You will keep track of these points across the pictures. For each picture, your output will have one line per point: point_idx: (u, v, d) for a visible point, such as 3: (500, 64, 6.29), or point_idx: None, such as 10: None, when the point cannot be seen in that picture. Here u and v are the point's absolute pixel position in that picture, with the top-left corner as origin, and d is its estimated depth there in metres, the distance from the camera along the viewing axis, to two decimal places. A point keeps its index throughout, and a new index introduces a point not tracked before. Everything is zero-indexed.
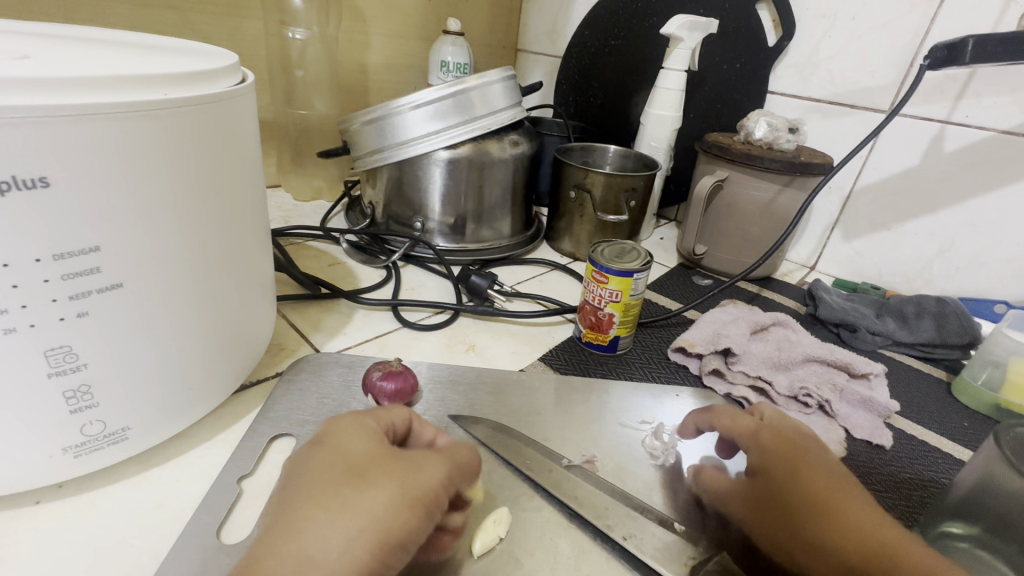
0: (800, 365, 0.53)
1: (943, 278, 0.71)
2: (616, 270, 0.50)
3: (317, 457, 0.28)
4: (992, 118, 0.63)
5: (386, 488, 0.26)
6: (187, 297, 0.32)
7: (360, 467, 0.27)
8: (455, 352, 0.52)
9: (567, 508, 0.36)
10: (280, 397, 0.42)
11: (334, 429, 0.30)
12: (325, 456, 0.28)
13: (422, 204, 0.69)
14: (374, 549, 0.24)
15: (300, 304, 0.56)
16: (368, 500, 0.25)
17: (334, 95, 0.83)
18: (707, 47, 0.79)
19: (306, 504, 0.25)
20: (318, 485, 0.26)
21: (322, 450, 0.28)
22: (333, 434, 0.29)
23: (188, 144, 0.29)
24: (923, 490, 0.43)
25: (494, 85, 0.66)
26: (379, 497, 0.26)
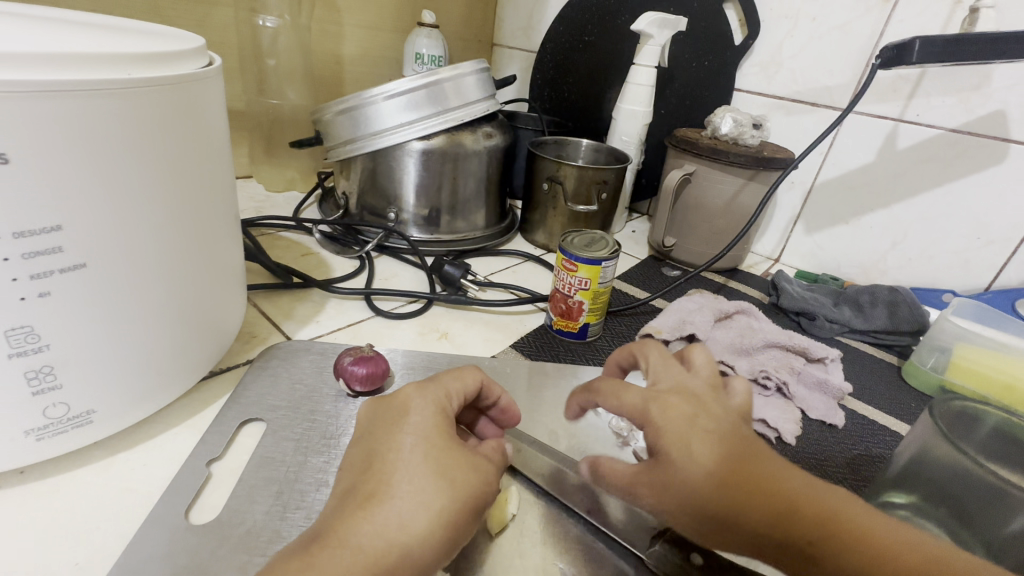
0: (761, 350, 0.55)
1: (897, 269, 0.75)
2: (585, 259, 0.51)
3: (380, 439, 0.29)
4: (940, 117, 0.66)
5: (462, 485, 0.27)
6: (153, 281, 0.32)
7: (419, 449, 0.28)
8: (428, 340, 0.53)
9: (535, 486, 0.37)
10: (251, 383, 0.42)
11: (393, 408, 0.30)
12: (388, 437, 0.29)
13: (397, 195, 0.69)
14: (437, 535, 0.26)
15: (272, 293, 0.56)
16: (434, 483, 0.26)
17: (307, 85, 0.83)
18: (677, 45, 0.81)
19: (373, 485, 0.26)
20: (383, 465, 0.27)
21: (386, 431, 0.29)
22: (397, 413, 0.30)
23: (153, 124, 0.29)
24: (871, 465, 0.46)
25: (468, 77, 0.67)
26: (441, 485, 0.26)
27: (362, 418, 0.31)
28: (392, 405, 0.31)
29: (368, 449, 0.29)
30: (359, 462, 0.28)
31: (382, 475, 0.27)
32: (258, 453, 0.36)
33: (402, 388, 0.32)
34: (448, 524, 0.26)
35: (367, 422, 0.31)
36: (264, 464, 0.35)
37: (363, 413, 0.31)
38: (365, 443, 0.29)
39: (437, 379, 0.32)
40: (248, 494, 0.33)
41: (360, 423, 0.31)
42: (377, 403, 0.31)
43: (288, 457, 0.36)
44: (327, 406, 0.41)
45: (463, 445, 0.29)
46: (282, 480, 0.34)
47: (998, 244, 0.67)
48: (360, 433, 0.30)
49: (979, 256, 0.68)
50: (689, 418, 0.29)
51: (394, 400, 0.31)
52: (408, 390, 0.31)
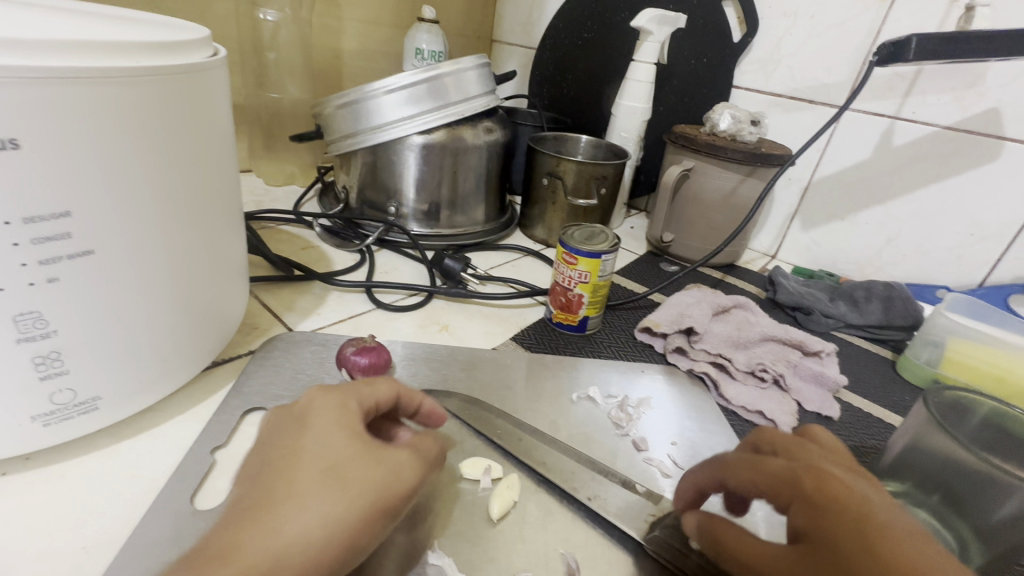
0: (758, 344, 0.56)
1: (892, 265, 0.76)
2: (585, 252, 0.52)
3: (282, 446, 0.28)
4: (936, 115, 0.67)
5: (358, 487, 0.26)
6: (158, 270, 0.32)
7: (314, 455, 0.27)
8: (428, 332, 0.53)
9: (536, 474, 0.38)
10: (254, 373, 0.42)
11: (301, 415, 0.30)
12: (291, 444, 0.28)
13: (397, 189, 0.70)
14: (331, 540, 0.25)
15: (274, 286, 0.56)
16: (334, 489, 0.26)
17: (308, 80, 0.83)
18: (676, 42, 0.81)
19: (271, 492, 0.26)
20: (277, 473, 0.27)
21: (286, 439, 0.29)
22: (302, 420, 0.29)
23: (159, 114, 0.29)
24: (865, 455, 0.47)
25: (468, 72, 0.67)
26: (336, 490, 0.26)
27: (267, 425, 0.31)
28: (301, 412, 0.30)
29: (266, 458, 0.28)
30: (258, 470, 0.28)
31: (275, 484, 0.26)
32: None
33: (313, 394, 0.31)
34: (343, 527, 0.25)
35: (270, 428, 0.30)
36: None
37: (268, 420, 0.31)
38: (265, 450, 0.29)
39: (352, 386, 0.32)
40: None
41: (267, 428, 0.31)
42: (287, 409, 0.31)
43: None
44: None
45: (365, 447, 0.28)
46: None
47: (991, 240, 0.68)
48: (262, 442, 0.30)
49: (973, 252, 0.69)
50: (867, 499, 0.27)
51: (298, 409, 0.30)
52: (319, 396, 0.31)
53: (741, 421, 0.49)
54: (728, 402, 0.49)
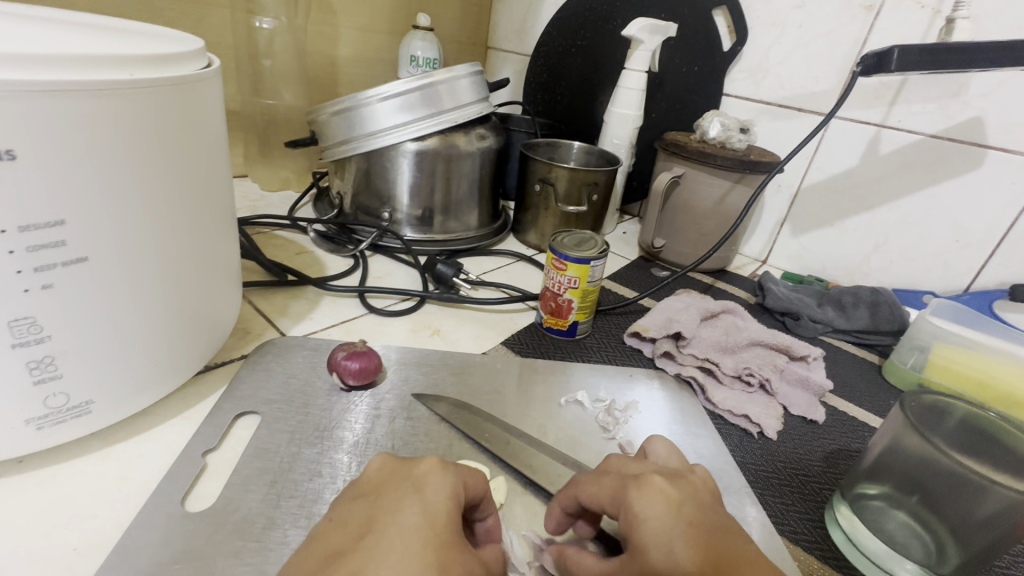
0: (745, 348, 0.57)
1: (879, 271, 0.77)
2: (574, 258, 0.52)
3: (371, 508, 0.29)
4: (922, 123, 0.68)
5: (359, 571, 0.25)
6: (151, 276, 0.33)
7: (400, 525, 0.27)
8: (420, 337, 0.54)
9: (523, 477, 0.38)
10: (246, 377, 0.43)
11: (408, 477, 0.30)
12: (387, 509, 0.28)
13: (390, 195, 0.70)
14: None
15: (267, 291, 0.57)
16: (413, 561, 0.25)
17: (303, 86, 0.84)
18: (668, 50, 0.83)
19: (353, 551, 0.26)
20: (363, 534, 0.27)
21: (376, 503, 0.29)
22: (410, 487, 0.30)
23: (152, 124, 0.30)
24: (849, 459, 0.47)
25: (461, 79, 0.68)
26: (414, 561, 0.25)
27: (365, 474, 0.32)
28: (403, 471, 0.31)
29: (358, 514, 0.29)
30: (348, 524, 0.28)
31: (359, 546, 0.26)
32: (253, 443, 0.37)
33: (420, 460, 0.32)
34: None
35: (368, 480, 0.31)
36: (258, 455, 0.36)
37: (369, 470, 0.32)
38: (358, 504, 0.29)
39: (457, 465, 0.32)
40: (242, 483, 0.34)
41: (365, 478, 0.32)
42: (387, 465, 0.32)
43: (282, 448, 0.37)
44: (321, 400, 0.42)
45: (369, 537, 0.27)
46: (276, 469, 0.35)
47: (976, 246, 0.69)
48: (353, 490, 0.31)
49: (958, 258, 0.70)
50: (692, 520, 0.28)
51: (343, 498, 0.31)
52: (428, 462, 0.31)
53: (727, 425, 0.49)
54: (715, 406, 0.50)
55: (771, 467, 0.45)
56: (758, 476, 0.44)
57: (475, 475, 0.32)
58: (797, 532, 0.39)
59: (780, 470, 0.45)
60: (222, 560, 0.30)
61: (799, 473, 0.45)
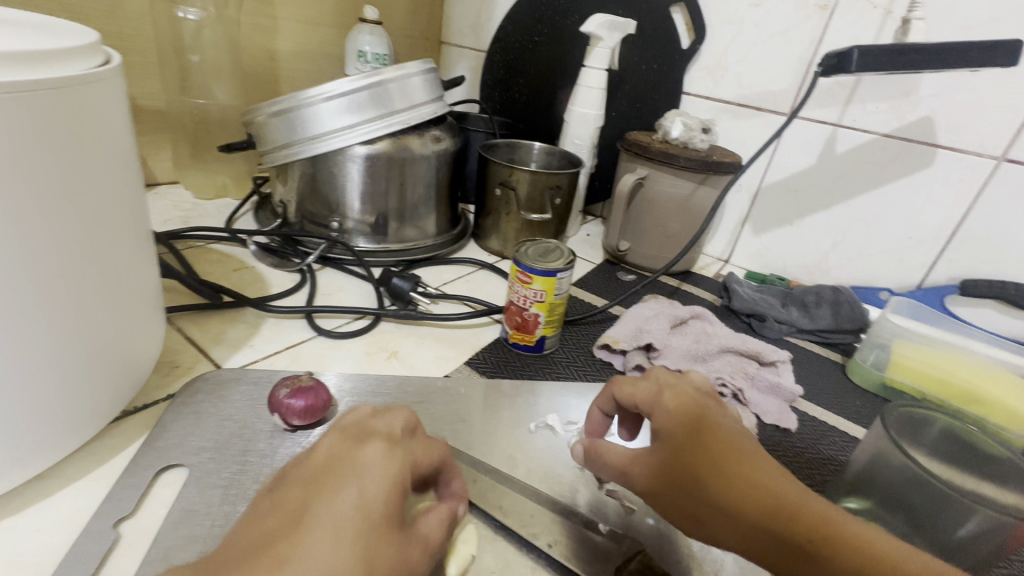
0: (716, 356, 0.55)
1: (838, 269, 0.78)
2: (540, 270, 0.49)
3: (312, 491, 0.26)
4: (876, 122, 0.69)
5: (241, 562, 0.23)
6: (41, 316, 0.27)
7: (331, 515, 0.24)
8: (375, 361, 0.49)
9: (492, 519, 0.35)
10: (171, 423, 0.37)
11: (349, 470, 0.26)
12: (321, 497, 0.25)
13: (340, 202, 0.65)
14: None
15: (199, 315, 0.50)
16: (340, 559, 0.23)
17: (237, 83, 0.76)
18: (628, 48, 0.80)
19: (281, 543, 0.23)
20: (287, 521, 0.24)
21: (316, 486, 0.26)
22: (316, 480, 0.26)
23: (32, 139, 0.25)
24: (824, 468, 0.46)
25: (414, 78, 0.63)
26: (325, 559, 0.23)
27: (310, 451, 0.28)
28: (349, 455, 0.27)
29: (299, 498, 0.25)
30: (275, 511, 0.25)
31: (288, 547, 0.23)
32: (179, 505, 0.32)
33: (371, 436, 0.28)
34: None
35: (313, 457, 0.28)
36: (184, 519, 0.31)
37: (318, 448, 0.28)
38: (302, 483, 0.26)
39: (405, 443, 0.29)
40: (164, 557, 0.29)
41: (307, 459, 0.28)
42: (346, 440, 0.28)
43: (214, 508, 0.32)
44: (261, 444, 0.37)
45: (267, 526, 0.24)
46: (206, 536, 0.31)
47: (927, 244, 0.70)
48: (292, 471, 0.28)
49: (911, 255, 0.72)
50: (690, 419, 0.30)
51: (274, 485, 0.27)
52: (364, 445, 0.28)
53: None
54: None
55: None
56: None
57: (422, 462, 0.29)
58: None
59: None
60: None
61: None
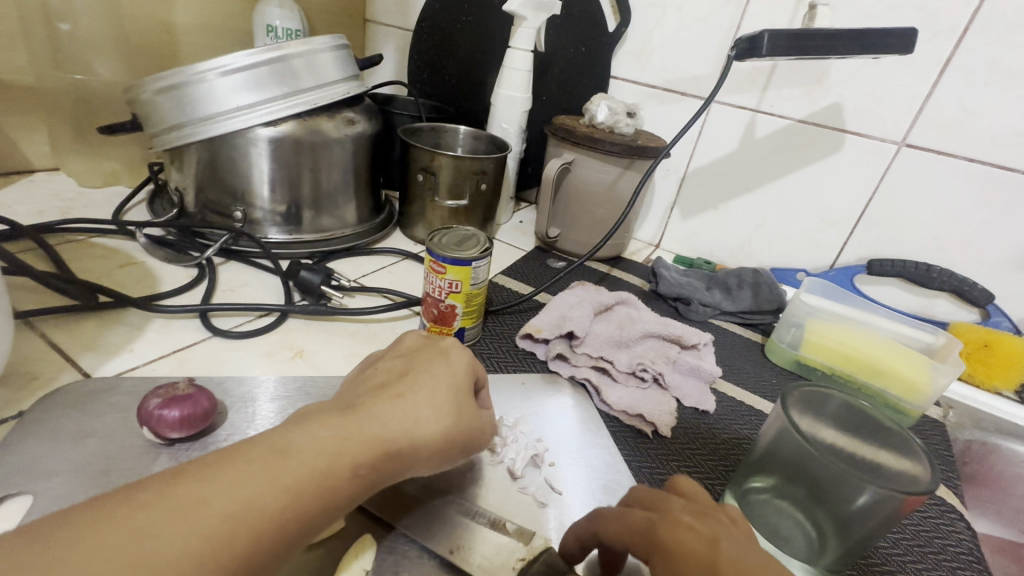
0: (638, 342, 0.55)
1: (759, 251, 0.80)
2: (453, 259, 0.47)
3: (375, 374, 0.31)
4: (791, 108, 0.71)
5: (354, 448, 0.26)
6: None
7: (401, 384, 0.31)
8: (278, 361, 0.46)
9: (393, 527, 0.33)
10: (18, 444, 0.33)
11: (445, 382, 0.31)
12: (392, 375, 0.31)
13: (243, 189, 0.60)
14: (300, 494, 0.24)
15: (69, 318, 0.45)
16: (421, 414, 0.29)
17: (123, 57, 0.68)
18: (555, 30, 0.79)
19: (369, 398, 0.29)
20: (363, 393, 0.30)
21: (385, 372, 0.32)
22: (406, 384, 0.31)
23: None
24: (738, 448, 0.47)
25: (322, 54, 0.59)
26: (404, 409, 0.29)
27: (370, 360, 0.34)
28: (407, 354, 0.34)
29: (363, 384, 0.31)
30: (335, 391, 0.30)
31: (402, 439, 0.28)
32: None
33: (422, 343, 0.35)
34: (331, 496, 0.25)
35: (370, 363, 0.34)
36: None
37: (374, 357, 0.34)
38: (362, 376, 0.32)
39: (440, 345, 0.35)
40: None
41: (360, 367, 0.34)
42: (410, 346, 0.35)
43: None
44: (130, 463, 0.33)
45: (363, 415, 0.28)
46: None
47: (839, 226, 0.73)
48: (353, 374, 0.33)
49: (825, 236, 0.75)
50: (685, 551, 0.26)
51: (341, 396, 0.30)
52: (416, 347, 0.35)
53: (622, 427, 0.47)
54: (610, 407, 0.48)
55: (665, 468, 0.44)
56: (653, 481, 0.42)
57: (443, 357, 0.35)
58: None
59: (675, 470, 0.43)
60: None
61: (691, 470, 0.44)
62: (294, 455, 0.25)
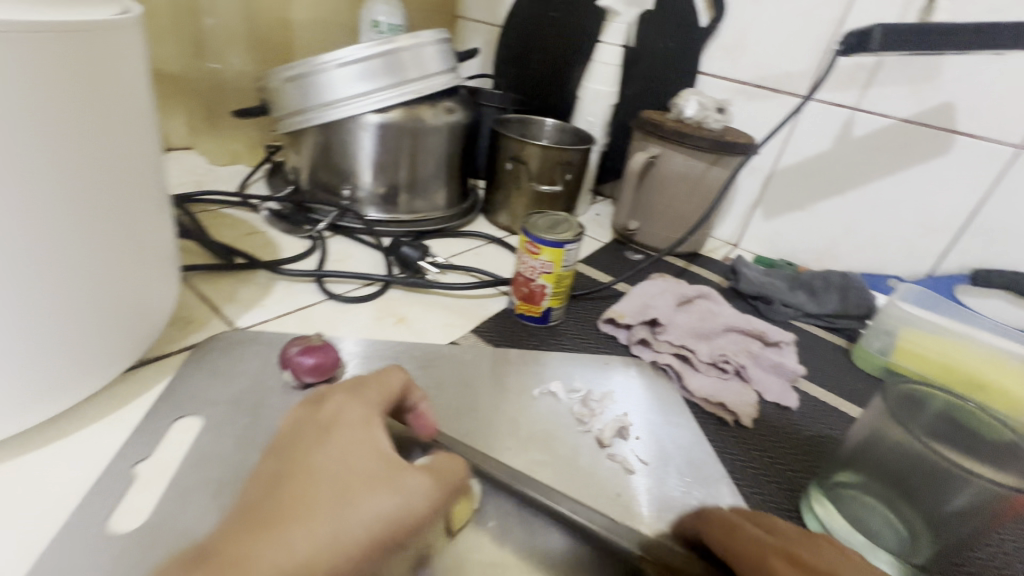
0: (720, 334, 0.56)
1: (848, 255, 0.77)
2: (549, 241, 0.50)
3: (327, 456, 0.26)
4: (894, 107, 0.68)
5: (313, 536, 0.23)
6: (56, 258, 0.28)
7: (351, 477, 0.25)
8: (384, 325, 0.50)
9: (494, 477, 0.36)
10: (187, 375, 0.39)
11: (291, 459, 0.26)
12: (339, 463, 0.26)
13: (351, 170, 0.65)
14: None
15: (213, 275, 0.51)
16: (384, 485, 0.25)
17: (252, 50, 0.76)
18: (645, 26, 0.80)
19: (316, 470, 0.25)
20: (303, 484, 0.25)
21: (337, 455, 0.26)
22: (278, 463, 0.26)
23: (46, 79, 0.25)
24: (823, 445, 0.47)
25: (428, 47, 0.63)
26: (347, 516, 0.24)
27: (318, 415, 0.28)
28: (365, 427, 0.28)
29: (313, 465, 0.26)
30: (270, 476, 0.26)
31: (313, 519, 0.23)
32: (193, 450, 0.33)
33: (322, 401, 0.29)
34: None
35: (324, 425, 0.28)
36: (199, 464, 0.33)
37: (325, 414, 0.28)
38: (309, 451, 0.26)
39: (358, 387, 0.30)
40: (180, 496, 0.31)
41: (276, 434, 0.29)
42: (291, 419, 0.29)
43: (228, 455, 0.34)
44: (272, 399, 0.38)
45: (317, 493, 0.24)
46: (220, 479, 0.32)
47: (940, 232, 0.70)
48: (304, 421, 0.28)
49: (923, 243, 0.71)
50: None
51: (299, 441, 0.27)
52: (365, 409, 0.29)
53: (703, 414, 0.48)
54: (691, 394, 0.49)
55: (747, 456, 0.44)
56: (736, 466, 0.43)
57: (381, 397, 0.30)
58: None
59: (756, 459, 0.44)
60: None
61: (774, 461, 0.44)
62: (256, 552, 0.22)
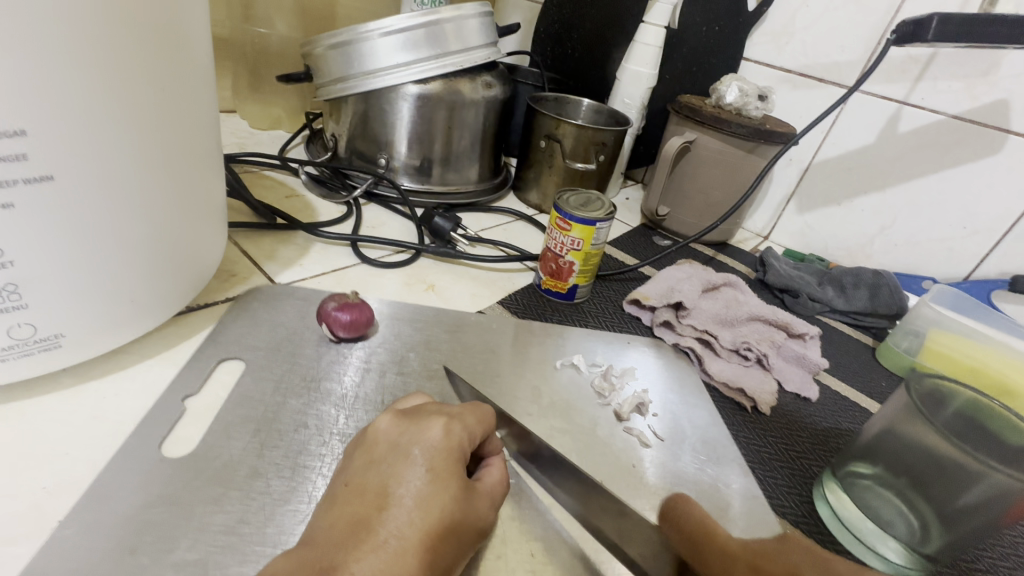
0: (744, 322, 0.56)
1: (882, 254, 0.76)
2: (580, 218, 0.50)
3: (429, 487, 0.27)
4: (945, 102, 0.66)
5: (417, 554, 0.25)
6: (129, 202, 0.30)
7: (453, 507, 0.27)
8: (414, 291, 0.52)
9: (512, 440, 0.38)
10: (230, 322, 0.41)
11: (391, 471, 0.27)
12: (440, 490, 0.27)
13: (388, 140, 0.67)
14: None
15: (254, 233, 0.54)
16: (466, 511, 0.27)
17: (297, 16, 0.77)
18: (690, 6, 0.77)
19: (415, 488, 0.26)
20: (409, 508, 0.26)
21: (436, 483, 0.27)
22: (378, 474, 0.27)
23: (125, 29, 0.26)
24: (840, 438, 0.47)
25: (470, 20, 0.63)
26: (446, 545, 0.26)
27: (419, 432, 0.29)
28: (460, 458, 0.29)
29: (416, 489, 0.26)
30: (375, 490, 0.27)
31: (415, 537, 0.25)
32: (236, 390, 0.36)
33: (422, 419, 0.30)
34: None
35: (424, 444, 0.28)
36: (241, 403, 0.35)
37: (427, 433, 0.29)
38: (411, 474, 0.27)
39: (457, 414, 0.31)
40: (224, 430, 0.33)
41: (369, 441, 0.29)
42: (390, 429, 0.29)
43: (267, 397, 0.36)
44: (308, 350, 0.40)
45: (421, 512, 0.26)
46: (260, 419, 0.34)
47: (981, 235, 0.68)
48: (399, 431, 0.29)
49: (963, 245, 0.69)
50: None
51: (393, 451, 0.28)
52: (462, 440, 0.29)
53: (721, 398, 0.49)
54: (711, 377, 0.50)
55: (763, 441, 0.45)
56: (751, 450, 0.44)
57: (477, 427, 0.31)
58: (785, 506, 0.39)
59: (773, 445, 0.45)
60: (200, 507, 0.29)
61: (789, 448, 0.45)
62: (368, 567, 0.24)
